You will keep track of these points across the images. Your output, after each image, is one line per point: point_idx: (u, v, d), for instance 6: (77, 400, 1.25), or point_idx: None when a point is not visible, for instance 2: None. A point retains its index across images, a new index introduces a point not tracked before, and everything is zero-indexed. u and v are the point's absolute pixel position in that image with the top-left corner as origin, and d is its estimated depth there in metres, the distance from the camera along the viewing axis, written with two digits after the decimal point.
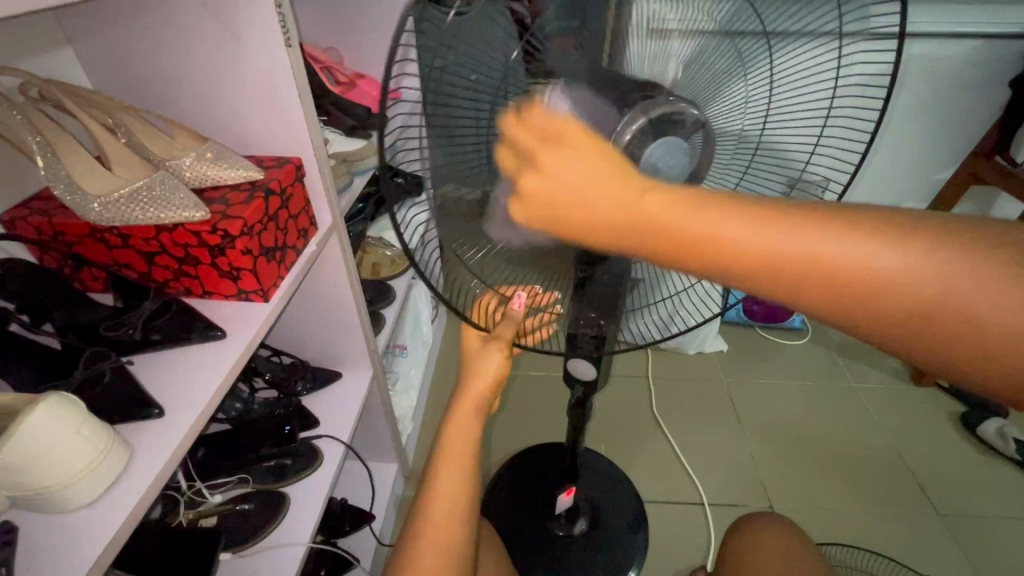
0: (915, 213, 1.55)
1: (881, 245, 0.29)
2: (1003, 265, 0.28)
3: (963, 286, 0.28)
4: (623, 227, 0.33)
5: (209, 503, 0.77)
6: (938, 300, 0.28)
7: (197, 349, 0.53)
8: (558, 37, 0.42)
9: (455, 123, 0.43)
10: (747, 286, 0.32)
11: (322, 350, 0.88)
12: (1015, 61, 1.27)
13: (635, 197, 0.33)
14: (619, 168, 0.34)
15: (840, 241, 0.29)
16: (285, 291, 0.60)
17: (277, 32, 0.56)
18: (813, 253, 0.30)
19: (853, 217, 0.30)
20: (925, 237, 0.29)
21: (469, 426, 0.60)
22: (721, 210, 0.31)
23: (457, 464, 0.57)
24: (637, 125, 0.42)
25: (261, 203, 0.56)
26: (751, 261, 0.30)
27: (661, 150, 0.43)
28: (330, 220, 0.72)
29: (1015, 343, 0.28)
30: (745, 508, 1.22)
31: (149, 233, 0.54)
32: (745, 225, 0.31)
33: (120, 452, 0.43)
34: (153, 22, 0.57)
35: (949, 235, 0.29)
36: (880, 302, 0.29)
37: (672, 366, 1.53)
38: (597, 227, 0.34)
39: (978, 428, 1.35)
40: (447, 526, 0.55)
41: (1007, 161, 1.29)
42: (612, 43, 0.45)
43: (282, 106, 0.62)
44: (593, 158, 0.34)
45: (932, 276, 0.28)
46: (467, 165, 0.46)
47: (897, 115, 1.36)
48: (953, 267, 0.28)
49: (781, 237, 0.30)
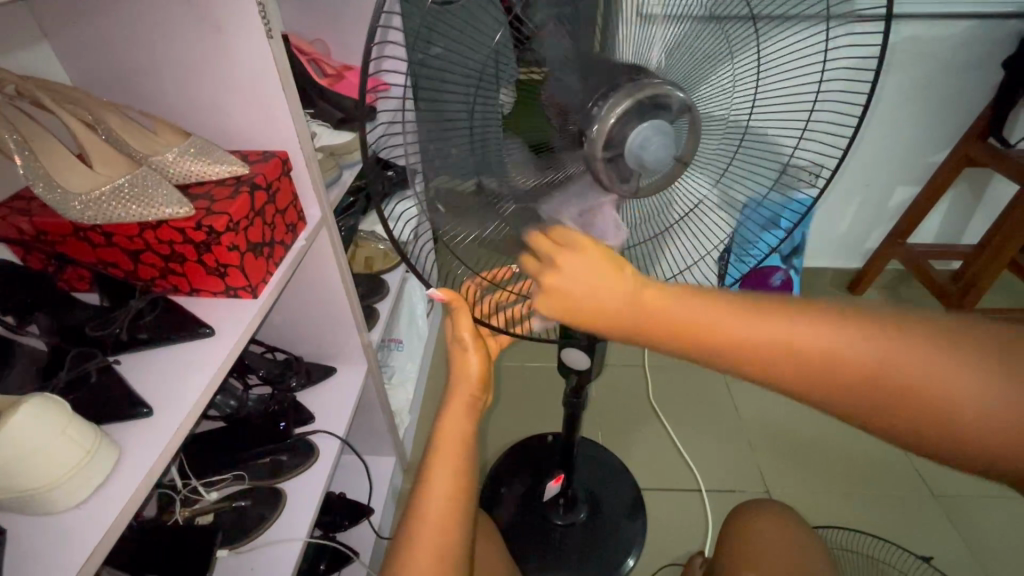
0: (909, 197, 1.55)
1: (864, 341, 0.37)
2: (962, 355, 0.36)
3: (933, 374, 0.36)
4: (638, 321, 0.43)
5: (205, 501, 0.76)
6: (915, 384, 0.36)
7: (184, 347, 0.53)
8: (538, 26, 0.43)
9: (446, 112, 0.45)
10: (751, 369, 0.40)
11: (315, 345, 0.88)
12: (1008, 41, 1.27)
13: (646, 301, 0.42)
14: (622, 272, 0.44)
15: (829, 338, 0.37)
16: (273, 287, 0.60)
17: (257, 23, 0.55)
18: (793, 336, 0.38)
19: (840, 318, 0.38)
20: (879, 329, 0.37)
21: (463, 419, 0.60)
22: (727, 312, 0.40)
23: (451, 457, 0.58)
24: (621, 107, 0.44)
25: (246, 198, 0.55)
26: (742, 347, 0.39)
27: (645, 133, 0.45)
28: (319, 215, 0.71)
29: (981, 419, 0.35)
30: (742, 493, 1.23)
31: (133, 231, 0.53)
32: (731, 316, 0.40)
33: (107, 452, 0.42)
34: (130, 15, 0.56)
35: (918, 333, 0.37)
36: (870, 385, 0.37)
37: (668, 354, 1.54)
38: (619, 322, 0.43)
39: None
40: (442, 518, 0.55)
41: (1000, 143, 1.29)
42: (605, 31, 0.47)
43: (266, 100, 0.61)
44: (611, 272, 0.43)
45: (907, 366, 0.36)
46: (463, 153, 0.47)
47: (891, 97, 1.35)
48: (898, 348, 0.37)
49: (776, 335, 0.38)
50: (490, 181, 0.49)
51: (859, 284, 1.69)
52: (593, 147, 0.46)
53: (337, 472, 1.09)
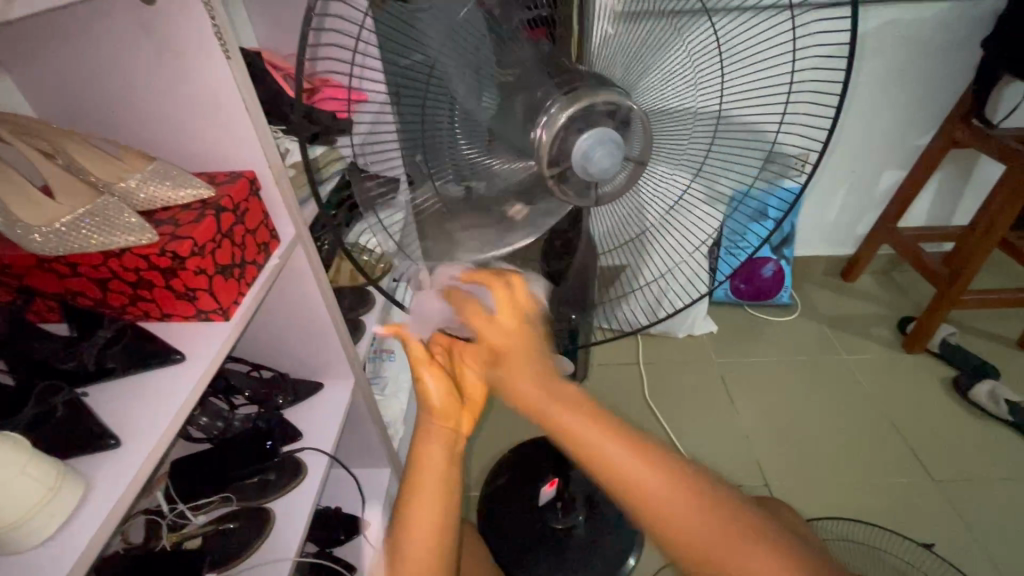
0: (897, 180, 1.54)
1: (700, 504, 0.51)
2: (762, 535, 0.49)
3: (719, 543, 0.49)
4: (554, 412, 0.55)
5: (193, 524, 0.77)
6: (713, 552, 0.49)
7: (154, 375, 0.52)
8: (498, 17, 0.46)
9: (431, 114, 0.48)
10: (628, 483, 0.52)
11: (300, 361, 0.87)
12: (987, 20, 1.26)
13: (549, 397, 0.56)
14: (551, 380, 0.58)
15: (684, 493, 0.51)
16: (245, 309, 0.59)
17: (213, 43, 0.55)
18: (643, 480, 0.52)
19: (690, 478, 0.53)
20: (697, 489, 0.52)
21: (437, 444, 0.60)
22: (623, 452, 0.53)
23: (437, 486, 0.58)
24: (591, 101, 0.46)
25: (211, 221, 0.55)
26: (609, 467, 0.53)
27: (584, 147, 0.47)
28: (293, 233, 0.71)
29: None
30: (741, 488, 1.23)
31: (98, 260, 0.53)
32: (633, 459, 0.52)
33: (71, 487, 0.42)
34: (88, 45, 0.56)
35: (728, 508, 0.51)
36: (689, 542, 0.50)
37: (662, 350, 1.53)
38: (544, 401, 0.56)
39: (970, 392, 1.35)
40: (426, 549, 0.55)
41: (983, 123, 1.29)
42: (580, 42, 0.49)
43: (231, 119, 0.61)
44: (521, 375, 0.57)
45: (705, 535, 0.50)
46: (446, 160, 0.51)
47: (873, 83, 1.35)
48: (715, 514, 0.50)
49: (647, 474, 0.52)
50: (479, 186, 0.54)
51: (852, 270, 1.68)
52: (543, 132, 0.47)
53: (332, 487, 1.08)
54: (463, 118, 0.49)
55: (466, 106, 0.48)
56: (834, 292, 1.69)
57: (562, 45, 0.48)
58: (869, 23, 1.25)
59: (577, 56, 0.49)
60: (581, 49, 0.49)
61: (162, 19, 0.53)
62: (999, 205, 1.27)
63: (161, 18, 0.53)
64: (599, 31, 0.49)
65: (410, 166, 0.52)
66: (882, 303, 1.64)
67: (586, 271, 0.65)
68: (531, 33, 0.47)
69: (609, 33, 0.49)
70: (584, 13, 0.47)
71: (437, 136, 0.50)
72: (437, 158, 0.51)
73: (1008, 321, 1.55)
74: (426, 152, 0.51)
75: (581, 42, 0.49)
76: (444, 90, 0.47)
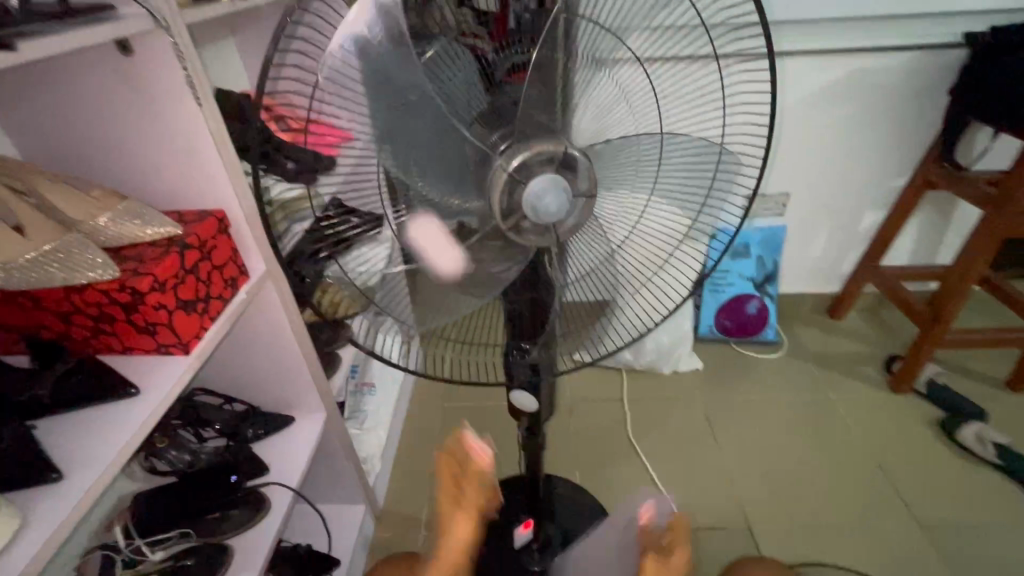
0: (878, 220, 1.56)
1: None
2: None
3: None
4: None
5: (149, 561, 0.73)
6: None
7: (109, 409, 0.53)
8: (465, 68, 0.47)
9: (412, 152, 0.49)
10: None
11: (271, 394, 0.88)
12: (953, 68, 1.31)
13: None
14: None
15: None
16: (206, 343, 0.61)
17: (186, 91, 0.58)
18: None
19: None
20: None
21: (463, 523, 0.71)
22: None
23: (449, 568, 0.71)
24: (512, 162, 0.48)
25: (175, 258, 0.57)
26: None
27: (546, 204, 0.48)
28: (263, 268, 0.73)
29: None
30: (722, 529, 1.20)
31: (61, 295, 0.55)
32: None
33: (7, 519, 0.42)
34: (69, 93, 0.59)
35: None
36: None
37: (647, 387, 1.53)
38: None
39: (957, 433, 1.33)
40: None
41: (955, 166, 1.32)
42: (565, 89, 0.49)
43: (202, 160, 0.63)
44: None
45: None
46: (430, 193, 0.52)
47: (847, 127, 1.39)
48: None
49: None
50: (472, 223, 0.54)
51: (838, 309, 1.68)
52: (491, 203, 0.50)
53: (303, 524, 1.07)
54: (442, 154, 0.49)
55: (450, 141, 0.49)
56: (820, 330, 1.68)
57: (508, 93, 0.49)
58: (840, 71, 1.31)
59: (562, 107, 0.50)
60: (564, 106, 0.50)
61: (139, 70, 0.57)
62: (975, 245, 1.29)
63: (136, 67, 0.57)
64: (578, 76, 0.49)
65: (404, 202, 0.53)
66: (868, 342, 1.63)
67: (545, 306, 0.66)
68: (517, 76, 0.48)
69: (580, 78, 0.50)
70: (569, 61, 0.48)
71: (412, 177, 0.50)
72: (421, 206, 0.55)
73: (995, 362, 1.54)
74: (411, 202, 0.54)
75: (563, 99, 0.50)
76: (422, 123, 0.47)
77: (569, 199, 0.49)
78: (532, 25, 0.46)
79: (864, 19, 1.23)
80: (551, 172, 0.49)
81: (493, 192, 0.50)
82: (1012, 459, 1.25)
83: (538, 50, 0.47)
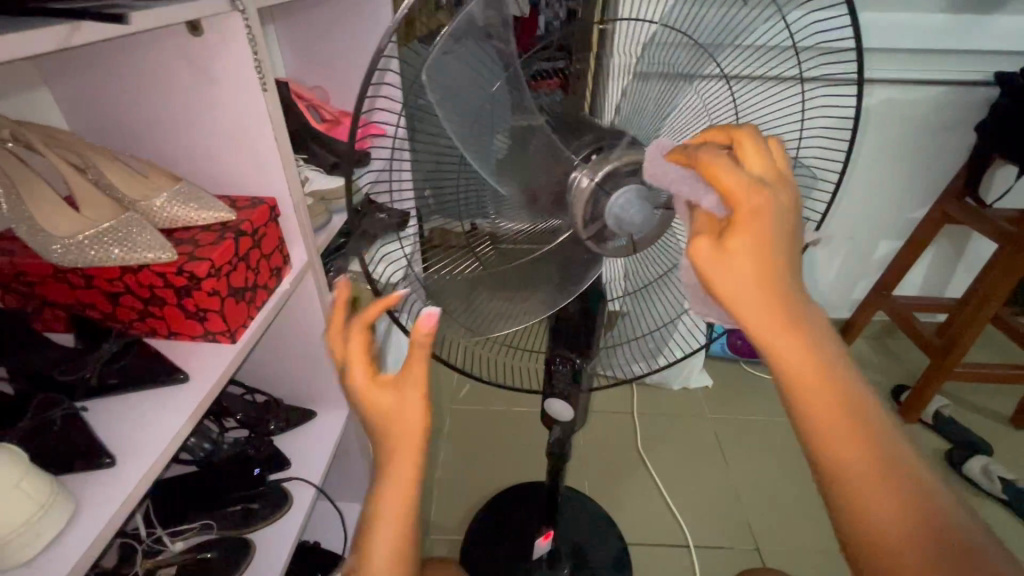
0: (893, 249, 1.58)
1: None
2: None
3: None
4: None
5: (169, 552, 0.74)
6: None
7: (158, 393, 0.52)
8: (539, 78, 0.47)
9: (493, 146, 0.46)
10: None
11: (296, 387, 0.86)
12: (979, 106, 1.33)
13: None
14: None
15: None
16: (253, 332, 0.59)
17: (252, 76, 0.56)
18: None
19: None
20: None
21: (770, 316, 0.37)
22: None
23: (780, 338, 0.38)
24: (597, 175, 0.47)
25: (230, 244, 0.56)
26: None
27: (623, 201, 0.47)
28: (306, 258, 0.71)
29: None
30: (730, 550, 1.19)
31: (115, 274, 0.53)
32: None
33: (62, 506, 0.41)
34: (124, 70, 0.58)
35: None
36: None
37: (657, 402, 1.52)
38: None
39: (964, 466, 1.33)
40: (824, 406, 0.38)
41: (976, 202, 1.33)
42: (594, 91, 0.51)
43: (259, 147, 0.62)
44: None
45: None
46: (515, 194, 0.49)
47: (871, 156, 1.40)
48: None
49: None
50: (484, 222, 0.54)
51: (847, 335, 1.69)
52: (573, 211, 0.49)
53: (312, 520, 1.05)
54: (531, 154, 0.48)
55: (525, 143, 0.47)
56: None
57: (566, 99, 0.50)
58: (867, 100, 1.32)
59: (589, 105, 0.52)
60: (592, 102, 0.51)
61: (203, 50, 0.55)
62: (990, 280, 1.30)
63: (202, 49, 0.55)
64: (606, 83, 0.51)
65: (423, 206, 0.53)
66: (876, 370, 1.64)
67: (594, 317, 0.65)
68: (544, 84, 0.48)
69: (631, 85, 0.51)
70: (598, 75, 0.50)
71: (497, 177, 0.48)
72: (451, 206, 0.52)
73: (1001, 397, 1.55)
74: (441, 193, 0.52)
75: (592, 99, 0.51)
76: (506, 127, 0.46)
77: (651, 206, 0.48)
78: (564, 33, 0.46)
79: (899, 51, 1.24)
80: (636, 184, 0.48)
81: (580, 200, 0.48)
82: (1016, 494, 1.26)
83: (566, 56, 0.47)
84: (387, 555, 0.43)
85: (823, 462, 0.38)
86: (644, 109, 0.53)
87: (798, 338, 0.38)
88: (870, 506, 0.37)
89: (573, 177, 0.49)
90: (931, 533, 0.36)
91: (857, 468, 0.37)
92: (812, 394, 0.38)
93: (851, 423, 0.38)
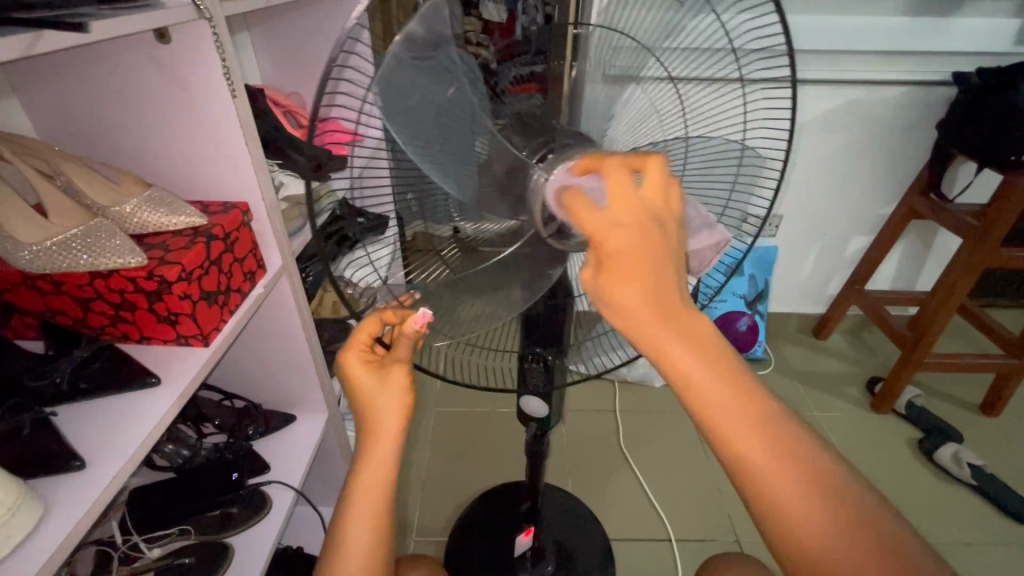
0: (864, 245, 1.62)
1: None
2: None
3: None
4: None
5: (146, 558, 0.74)
6: None
7: (131, 396, 0.53)
8: (519, 81, 0.50)
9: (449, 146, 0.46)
10: None
11: (274, 391, 0.86)
12: (941, 105, 1.37)
13: None
14: None
15: None
16: (226, 335, 0.60)
17: (222, 83, 0.57)
18: None
19: None
20: None
21: (686, 356, 0.39)
22: None
23: (707, 379, 0.40)
24: (551, 174, 0.48)
25: (202, 248, 0.56)
26: None
27: (580, 196, 0.47)
28: (280, 263, 0.72)
29: None
30: (711, 543, 1.21)
31: (84, 280, 0.53)
32: None
33: (31, 508, 0.42)
34: (91, 77, 0.58)
35: None
36: None
37: (639, 400, 1.54)
38: None
39: (935, 454, 1.37)
40: (748, 434, 0.40)
41: (940, 198, 1.38)
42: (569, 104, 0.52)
43: (228, 153, 0.62)
44: None
45: None
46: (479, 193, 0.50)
47: (840, 155, 1.44)
48: None
49: None
50: (465, 226, 0.56)
51: (822, 331, 1.73)
52: (533, 209, 0.50)
53: (293, 526, 1.05)
54: (495, 152, 0.49)
55: (483, 139, 0.48)
56: (806, 349, 1.73)
57: (544, 102, 0.52)
58: (834, 101, 1.36)
59: (567, 120, 0.53)
60: (570, 111, 0.53)
61: (173, 57, 0.56)
62: (956, 274, 1.33)
63: (172, 56, 0.56)
64: (582, 87, 0.52)
65: (403, 210, 0.55)
66: (852, 363, 1.68)
67: (563, 317, 0.66)
68: (522, 88, 0.51)
69: (582, 86, 0.52)
70: (576, 81, 0.51)
71: (463, 175, 0.48)
72: (431, 208, 0.55)
73: (970, 386, 1.60)
74: (422, 198, 0.54)
75: (568, 106, 0.52)
76: (466, 129, 0.47)
77: None
78: (542, 37, 0.49)
79: (862, 53, 1.28)
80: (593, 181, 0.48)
81: (536, 200, 0.49)
82: (986, 480, 1.30)
83: (542, 60, 0.50)
84: (356, 528, 0.51)
85: (744, 477, 0.41)
86: (591, 114, 0.53)
87: (682, 353, 0.39)
88: (794, 521, 0.40)
89: (529, 176, 0.49)
90: (849, 521, 0.40)
91: (783, 484, 0.40)
92: (736, 431, 0.40)
93: (763, 436, 0.40)
